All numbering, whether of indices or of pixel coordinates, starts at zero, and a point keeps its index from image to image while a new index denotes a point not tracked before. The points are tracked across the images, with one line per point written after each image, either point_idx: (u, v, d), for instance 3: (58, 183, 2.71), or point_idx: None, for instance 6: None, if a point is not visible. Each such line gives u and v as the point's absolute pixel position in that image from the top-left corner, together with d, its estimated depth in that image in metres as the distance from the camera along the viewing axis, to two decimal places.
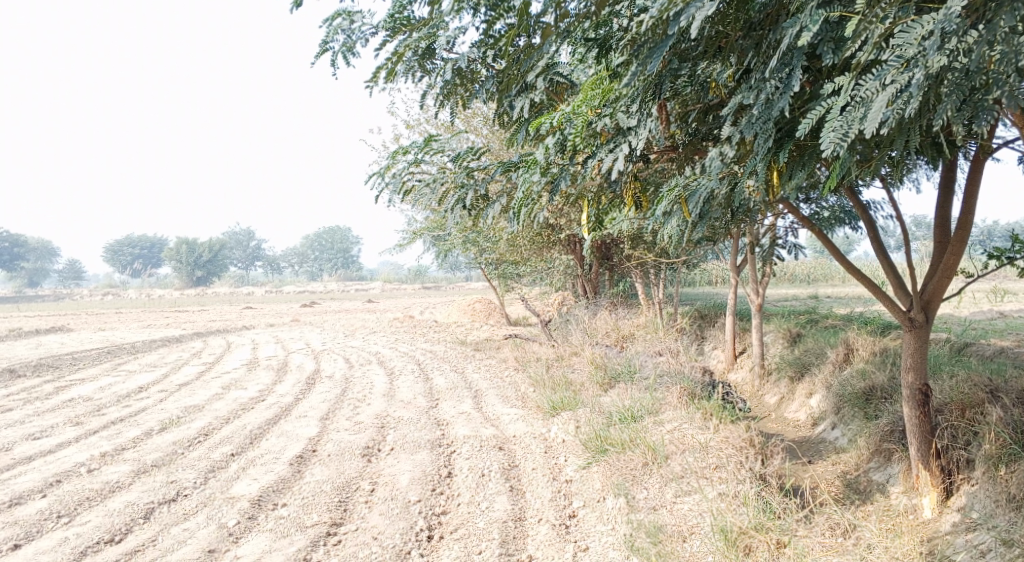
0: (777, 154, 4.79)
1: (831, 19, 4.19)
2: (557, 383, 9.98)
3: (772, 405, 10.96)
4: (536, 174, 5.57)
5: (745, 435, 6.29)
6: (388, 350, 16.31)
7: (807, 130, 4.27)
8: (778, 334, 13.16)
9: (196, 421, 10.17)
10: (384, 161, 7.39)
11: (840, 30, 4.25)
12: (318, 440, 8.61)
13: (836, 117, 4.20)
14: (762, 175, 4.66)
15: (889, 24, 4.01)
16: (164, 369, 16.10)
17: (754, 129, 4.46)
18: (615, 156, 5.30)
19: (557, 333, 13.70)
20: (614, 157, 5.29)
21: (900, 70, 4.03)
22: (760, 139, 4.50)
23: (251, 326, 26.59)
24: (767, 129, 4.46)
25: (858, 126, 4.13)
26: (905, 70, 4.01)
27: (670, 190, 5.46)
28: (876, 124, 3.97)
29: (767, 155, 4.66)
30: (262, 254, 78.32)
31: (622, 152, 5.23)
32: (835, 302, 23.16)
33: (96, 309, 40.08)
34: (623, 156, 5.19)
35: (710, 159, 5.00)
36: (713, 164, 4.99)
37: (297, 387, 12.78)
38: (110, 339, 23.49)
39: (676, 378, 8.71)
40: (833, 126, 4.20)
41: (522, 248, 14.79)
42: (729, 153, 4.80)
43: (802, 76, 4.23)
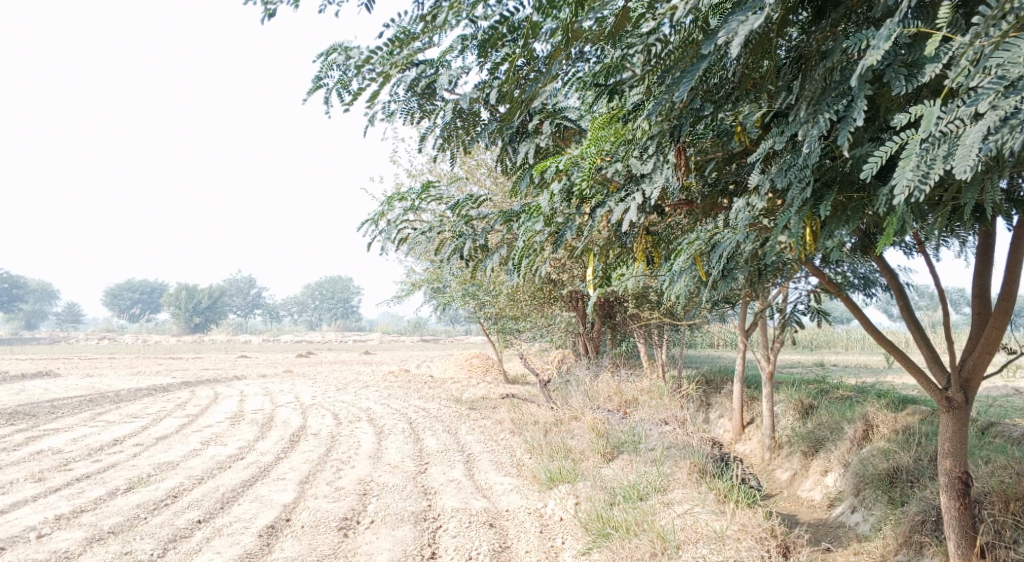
0: (815, 207, 4.25)
1: (904, 40, 3.67)
2: (555, 451, 9.31)
3: (784, 481, 10.25)
4: (538, 224, 5.04)
5: (766, 525, 5.63)
6: (380, 406, 15.63)
7: (873, 171, 3.73)
8: (788, 404, 12.49)
9: (167, 480, 9.48)
10: (378, 208, 6.88)
11: (915, 53, 3.71)
12: (295, 507, 7.94)
13: (913, 156, 3.66)
14: (796, 231, 4.13)
15: (984, 42, 3.44)
16: (145, 420, 15.41)
17: (788, 177, 4.02)
18: (626, 206, 4.76)
19: (556, 394, 13.05)
20: (625, 207, 4.75)
21: (999, 96, 3.45)
22: (795, 189, 4.03)
23: (244, 376, 25.88)
24: (802, 178, 4.00)
25: (942, 166, 3.61)
26: (1006, 94, 3.44)
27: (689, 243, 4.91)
28: (969, 162, 3.42)
29: (803, 208, 4.11)
30: (262, 302, 77.85)
31: (635, 202, 4.68)
32: (843, 370, 22.52)
33: (88, 353, 39.28)
34: (635, 205, 4.65)
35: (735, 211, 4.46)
36: (739, 216, 4.43)
37: (280, 444, 12.09)
38: (97, 385, 22.79)
39: (685, 451, 8.06)
40: (910, 165, 3.67)
41: (522, 304, 14.21)
42: (760, 203, 4.26)
43: (865, 108, 3.70)
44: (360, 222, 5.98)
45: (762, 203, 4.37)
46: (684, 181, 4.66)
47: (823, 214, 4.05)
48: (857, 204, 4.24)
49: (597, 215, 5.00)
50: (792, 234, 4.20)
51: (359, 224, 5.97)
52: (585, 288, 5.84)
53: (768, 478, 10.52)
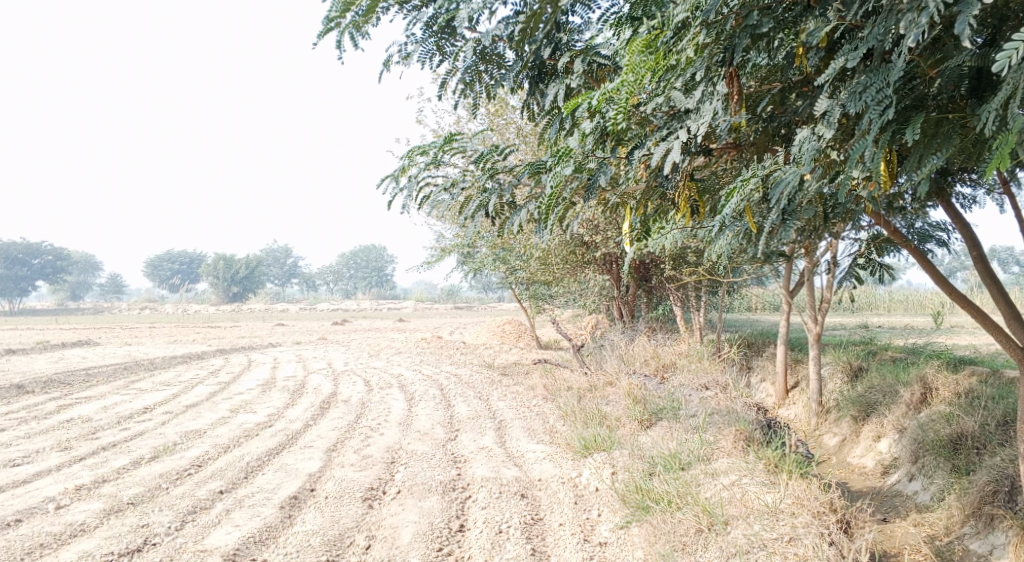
0: (895, 134, 3.77)
1: None
2: (589, 418, 8.90)
3: (833, 448, 9.74)
4: (568, 169, 4.57)
5: (823, 498, 5.18)
6: (411, 373, 15.32)
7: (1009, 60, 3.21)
8: (835, 366, 11.92)
9: (192, 449, 9.23)
10: (398, 163, 6.45)
11: None
12: (320, 477, 7.63)
13: None
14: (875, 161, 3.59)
15: None
16: (175, 388, 15.27)
17: (862, 100, 3.55)
18: (667, 145, 4.29)
19: (591, 359, 12.59)
20: (667, 147, 4.29)
21: None
22: (877, 109, 3.51)
23: (278, 344, 25.79)
24: (886, 96, 3.52)
25: None
26: None
27: (743, 180, 4.40)
28: None
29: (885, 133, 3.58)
30: (297, 271, 78.22)
31: (678, 140, 4.21)
32: (888, 332, 21.75)
33: (127, 323, 39.57)
34: (679, 144, 4.18)
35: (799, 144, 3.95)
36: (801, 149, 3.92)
37: (309, 412, 11.81)
38: (132, 354, 22.81)
39: (730, 417, 7.61)
40: None
41: (554, 268, 13.74)
42: (830, 131, 3.79)
43: None
44: (381, 179, 5.33)
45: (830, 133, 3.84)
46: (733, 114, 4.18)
47: (910, 139, 3.57)
48: (951, 127, 3.68)
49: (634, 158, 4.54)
50: (870, 164, 3.65)
51: (381, 181, 5.36)
52: (623, 243, 5.37)
53: (814, 444, 10.01)
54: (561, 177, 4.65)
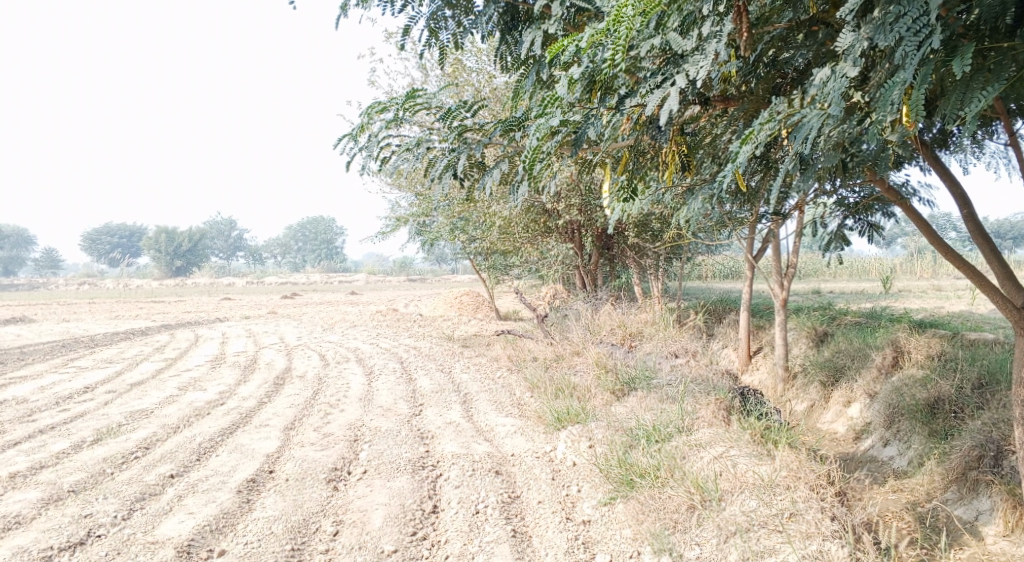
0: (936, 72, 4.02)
1: None
2: (558, 389, 8.61)
3: (802, 413, 9.61)
4: (554, 120, 4.57)
5: (821, 471, 5.00)
6: (368, 346, 14.85)
7: None
8: (800, 331, 11.82)
9: (139, 430, 8.71)
10: (357, 120, 6.08)
11: None
12: (279, 458, 7.22)
13: None
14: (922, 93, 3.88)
15: None
16: (119, 366, 14.59)
17: (897, 31, 3.89)
18: (663, 92, 4.32)
19: (554, 328, 12.31)
20: (662, 94, 4.31)
21: None
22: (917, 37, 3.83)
23: (226, 319, 24.98)
24: (926, 27, 3.85)
25: None
26: None
27: (760, 125, 4.35)
28: None
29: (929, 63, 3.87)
30: (243, 244, 76.44)
31: (676, 86, 4.23)
32: (843, 298, 21.80)
33: (68, 299, 38.14)
34: (677, 90, 4.22)
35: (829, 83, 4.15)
36: (831, 86, 4.12)
37: (263, 389, 11.30)
38: (71, 331, 21.84)
39: (706, 385, 7.41)
40: None
41: (514, 236, 13.38)
42: (856, 67, 4.06)
43: None
44: (339, 137, 5.50)
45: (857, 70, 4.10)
46: (731, 60, 4.37)
47: (961, 70, 3.86)
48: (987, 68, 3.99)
49: (623, 108, 4.55)
50: (917, 94, 3.90)
51: (340, 139, 5.50)
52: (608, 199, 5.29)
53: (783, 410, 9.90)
54: (546, 129, 4.63)
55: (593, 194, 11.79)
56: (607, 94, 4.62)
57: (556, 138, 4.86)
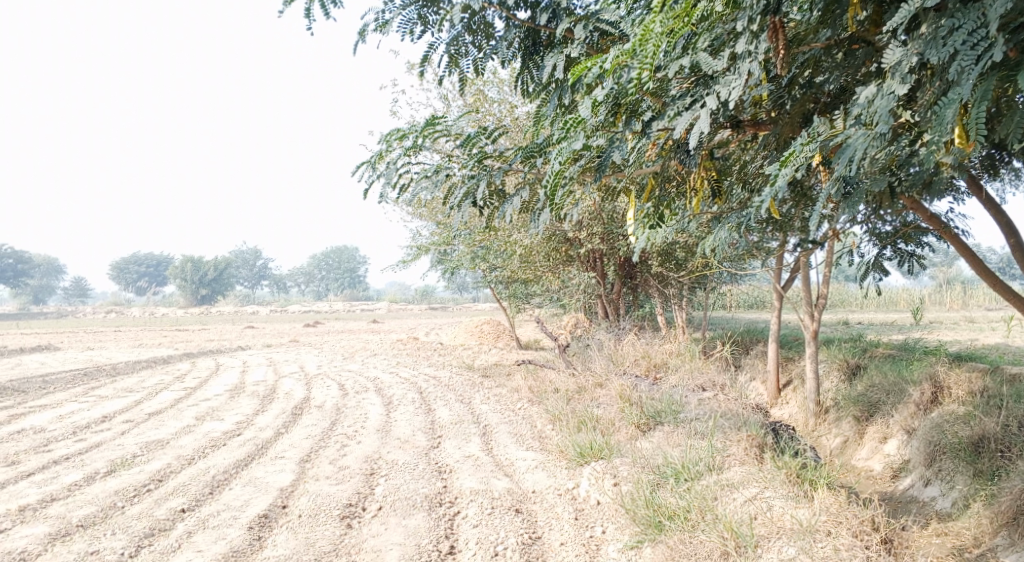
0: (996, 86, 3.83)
1: None
2: (581, 422, 8.35)
3: (835, 450, 9.26)
4: (576, 144, 4.40)
5: (863, 516, 4.77)
6: (388, 376, 14.66)
7: None
8: (830, 364, 11.47)
9: (153, 461, 8.55)
10: (375, 148, 5.96)
11: None
12: (293, 493, 7.01)
13: None
14: (979, 111, 3.71)
15: None
16: (139, 394, 14.51)
17: (950, 46, 3.71)
18: (691, 114, 4.19)
19: (577, 359, 12.06)
20: (692, 116, 4.18)
21: None
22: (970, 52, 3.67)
23: (247, 347, 24.93)
24: (980, 41, 3.67)
25: None
26: None
27: (801, 146, 4.19)
28: None
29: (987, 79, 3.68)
30: (268, 273, 76.95)
31: (706, 108, 4.09)
32: (871, 328, 21.37)
33: (94, 326, 38.40)
34: (707, 112, 4.07)
35: (877, 102, 3.99)
36: (880, 105, 3.95)
37: (281, 419, 11.13)
38: (94, 359, 21.87)
39: (736, 420, 7.12)
40: None
41: (536, 265, 13.19)
42: (905, 84, 3.92)
43: None
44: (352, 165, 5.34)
45: (905, 87, 3.94)
46: (762, 84, 4.23)
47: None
48: None
49: (649, 131, 4.43)
50: (974, 111, 3.72)
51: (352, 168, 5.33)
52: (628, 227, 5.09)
53: (815, 445, 9.56)
54: (569, 153, 4.49)
55: (616, 222, 11.59)
56: (632, 117, 4.49)
57: (579, 162, 4.74)
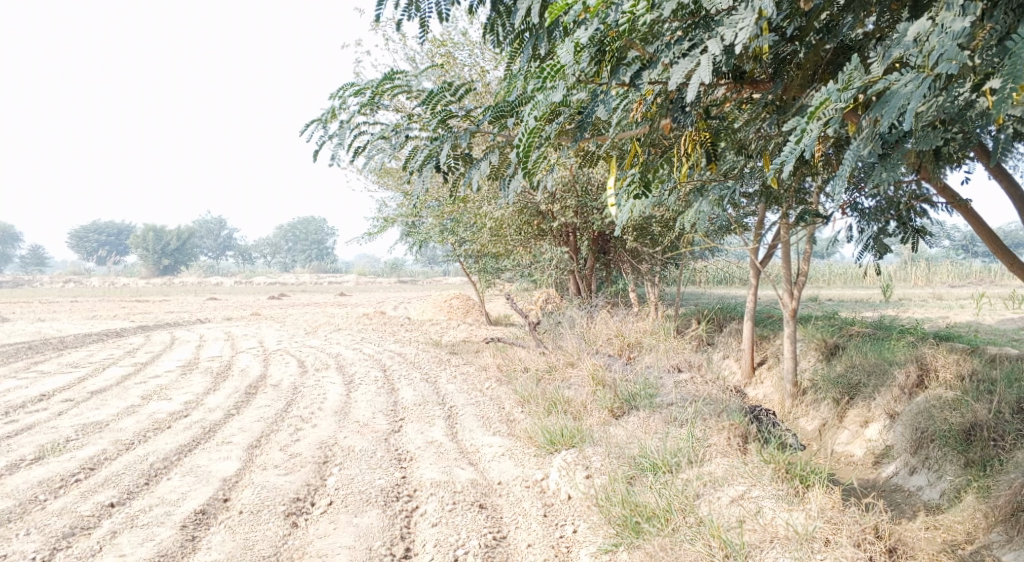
0: None
1: None
2: (552, 406, 7.87)
3: (814, 433, 8.89)
4: (558, 95, 4.17)
5: (867, 523, 4.64)
6: (351, 352, 14.03)
7: None
8: (808, 343, 11.07)
9: (89, 446, 7.93)
10: (326, 107, 5.60)
11: None
12: (237, 484, 6.46)
13: None
14: None
15: None
16: (85, 370, 13.76)
17: None
18: (690, 61, 3.91)
19: (547, 337, 11.56)
20: (691, 63, 3.91)
21: None
22: None
23: (208, 320, 24.12)
24: None
25: None
26: None
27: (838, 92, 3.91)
28: None
29: None
30: (233, 244, 75.47)
31: (709, 53, 3.83)
32: (848, 305, 21.05)
33: (52, 297, 37.18)
34: (709, 60, 3.81)
35: (930, 40, 3.72)
36: (937, 43, 3.68)
37: (234, 398, 10.50)
38: (46, 331, 20.95)
39: (717, 405, 6.70)
40: None
41: (505, 239, 12.61)
42: (966, 18, 3.67)
43: None
44: (304, 127, 5.14)
45: (964, 23, 3.67)
46: (763, 35, 3.95)
47: None
48: None
49: (639, 82, 4.17)
50: None
51: (303, 129, 5.10)
52: (608, 192, 4.72)
53: (793, 428, 9.19)
54: (546, 105, 4.24)
55: (590, 195, 11.15)
56: (620, 64, 4.25)
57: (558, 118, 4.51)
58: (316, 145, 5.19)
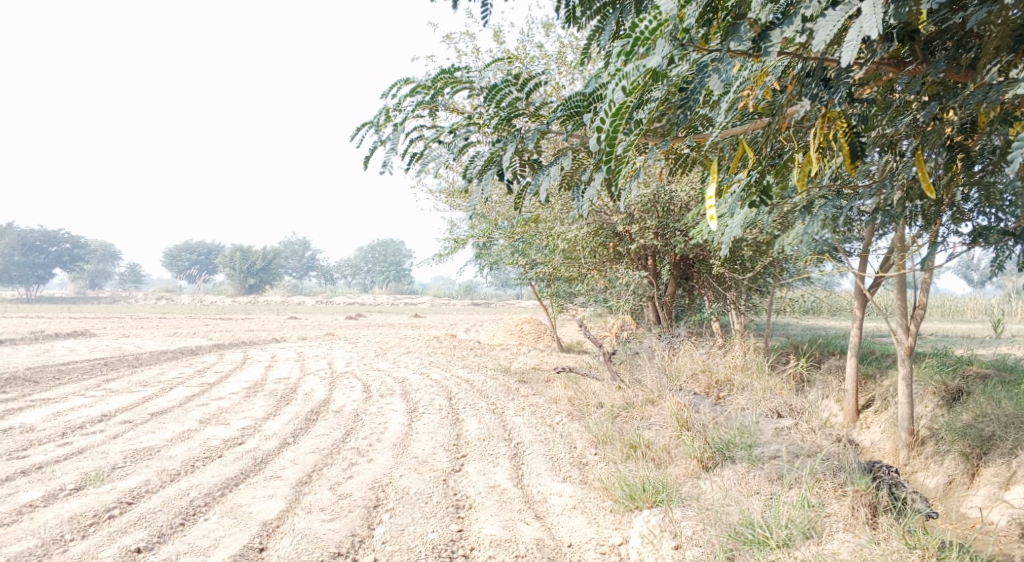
0: None
1: None
2: (631, 451, 6.99)
3: (936, 491, 7.81)
4: (657, 58, 3.77)
5: None
6: (418, 378, 13.34)
7: None
8: (924, 385, 9.89)
9: (130, 475, 7.37)
10: (380, 109, 5.03)
11: None
12: (277, 530, 5.78)
13: None
14: None
15: None
16: (151, 390, 13.37)
17: None
18: (844, 10, 3.62)
19: (626, 368, 10.66)
20: (843, 12, 3.62)
21: None
22: None
23: (282, 339, 23.82)
24: None
25: None
26: None
27: None
28: None
29: None
30: (315, 264, 76.54)
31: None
32: (954, 340, 19.43)
33: (141, 312, 38.07)
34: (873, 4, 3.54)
35: None
36: None
37: (292, 425, 9.88)
38: (122, 347, 20.89)
39: (830, 463, 5.77)
40: None
41: (582, 263, 11.78)
42: None
43: None
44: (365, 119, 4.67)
45: None
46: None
47: None
48: None
49: (767, 45, 3.81)
50: None
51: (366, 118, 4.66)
52: (709, 190, 4.11)
53: (909, 484, 8.11)
54: (639, 75, 3.83)
55: (673, 215, 10.32)
56: (740, 24, 3.84)
57: (653, 102, 4.13)
58: (380, 136, 4.86)
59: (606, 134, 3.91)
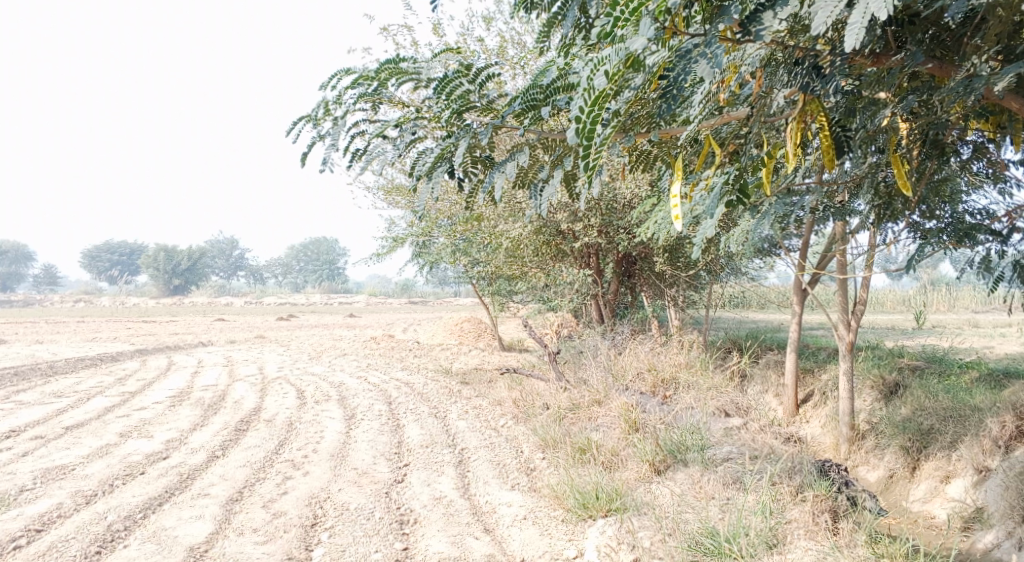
0: None
1: None
2: (580, 456, 6.76)
3: (880, 486, 7.81)
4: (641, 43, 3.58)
5: None
6: (355, 381, 12.91)
7: None
8: (864, 378, 9.94)
9: (43, 498, 6.81)
10: (317, 102, 4.66)
11: None
12: (205, 556, 5.39)
13: None
14: None
15: None
16: (68, 400, 12.61)
17: None
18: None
19: (569, 368, 10.46)
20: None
21: None
22: None
23: (210, 343, 22.98)
24: None
25: None
26: None
27: None
28: None
29: None
30: (243, 264, 74.68)
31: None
32: (885, 332, 19.84)
33: (60, 316, 36.41)
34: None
35: None
36: None
37: (221, 436, 9.37)
38: (38, 354, 19.82)
39: (785, 464, 5.64)
40: None
41: (523, 261, 11.52)
42: None
43: None
44: (312, 112, 4.34)
45: None
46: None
47: None
48: None
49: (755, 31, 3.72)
50: None
51: (314, 107, 4.33)
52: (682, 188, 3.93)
53: (854, 479, 8.10)
54: (622, 62, 3.63)
55: (616, 211, 10.14)
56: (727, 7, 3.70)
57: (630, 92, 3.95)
58: (321, 130, 4.49)
59: (584, 125, 3.69)
